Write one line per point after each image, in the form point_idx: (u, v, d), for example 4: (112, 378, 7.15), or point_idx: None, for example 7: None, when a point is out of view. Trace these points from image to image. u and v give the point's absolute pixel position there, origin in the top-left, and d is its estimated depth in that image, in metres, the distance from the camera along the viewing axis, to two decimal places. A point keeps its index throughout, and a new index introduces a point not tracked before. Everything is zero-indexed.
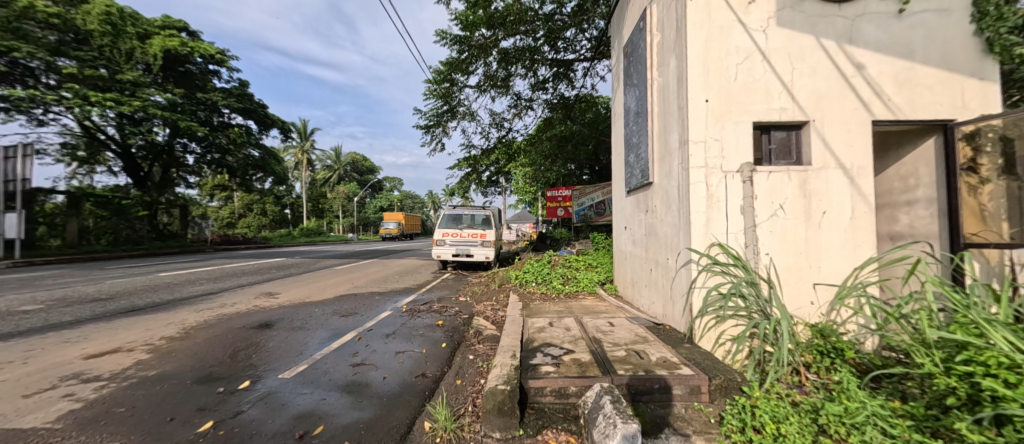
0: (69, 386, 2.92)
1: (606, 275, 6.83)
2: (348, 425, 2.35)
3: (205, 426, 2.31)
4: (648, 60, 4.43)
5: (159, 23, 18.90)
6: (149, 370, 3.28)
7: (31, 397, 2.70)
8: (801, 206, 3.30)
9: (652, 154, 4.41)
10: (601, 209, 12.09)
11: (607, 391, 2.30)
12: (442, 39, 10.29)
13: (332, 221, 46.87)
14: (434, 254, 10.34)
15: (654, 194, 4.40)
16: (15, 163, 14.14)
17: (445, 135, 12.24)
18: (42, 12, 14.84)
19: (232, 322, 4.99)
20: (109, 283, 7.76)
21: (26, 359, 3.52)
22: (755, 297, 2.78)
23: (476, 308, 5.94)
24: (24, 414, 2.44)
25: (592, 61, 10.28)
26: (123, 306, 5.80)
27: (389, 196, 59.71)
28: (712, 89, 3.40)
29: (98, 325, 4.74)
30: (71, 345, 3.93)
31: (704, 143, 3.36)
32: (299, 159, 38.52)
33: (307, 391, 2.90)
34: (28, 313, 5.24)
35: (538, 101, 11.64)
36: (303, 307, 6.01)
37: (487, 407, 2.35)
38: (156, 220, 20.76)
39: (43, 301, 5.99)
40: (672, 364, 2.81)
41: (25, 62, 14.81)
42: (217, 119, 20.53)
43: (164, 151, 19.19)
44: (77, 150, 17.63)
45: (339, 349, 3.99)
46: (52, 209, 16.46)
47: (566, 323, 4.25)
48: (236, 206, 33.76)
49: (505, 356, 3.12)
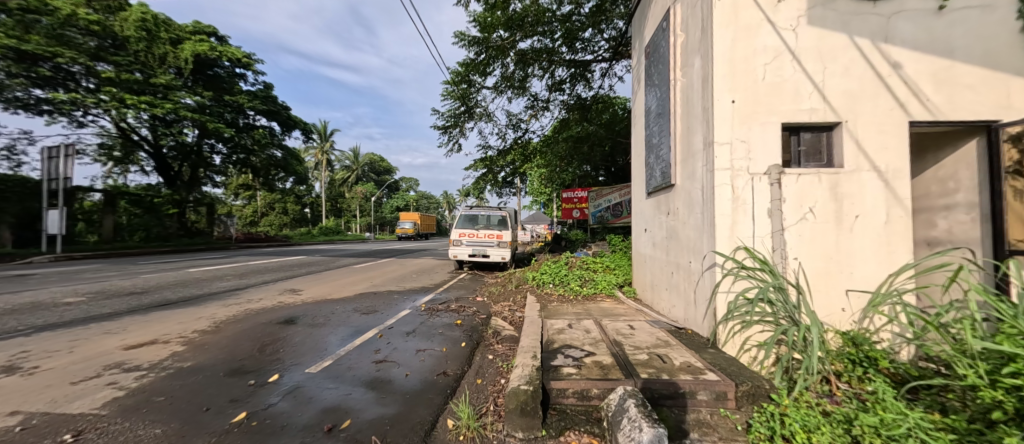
0: (112, 374, 3.07)
1: (624, 277, 6.77)
2: (374, 420, 2.40)
3: (239, 417, 2.40)
4: (671, 61, 4.38)
5: (190, 29, 19.68)
6: (184, 361, 3.43)
7: (79, 384, 2.86)
8: (832, 209, 3.20)
9: (675, 156, 4.35)
10: (617, 211, 11.92)
11: (631, 394, 2.28)
12: (461, 40, 10.42)
13: (350, 221, 47.90)
14: (451, 253, 10.43)
15: (676, 196, 4.32)
16: (57, 162, 14.83)
17: (462, 136, 12.35)
18: (83, 20, 15.59)
19: (259, 317, 5.16)
20: (143, 278, 8.12)
21: (72, 347, 3.73)
22: (782, 303, 2.72)
23: (493, 308, 5.97)
24: (73, 400, 2.58)
25: (610, 62, 10.24)
26: (157, 299, 6.07)
27: (405, 197, 60.71)
28: (739, 90, 3.34)
29: (135, 317, 4.96)
30: (112, 336, 4.13)
31: (730, 145, 3.30)
32: (320, 159, 39.55)
33: (333, 386, 2.97)
34: (70, 305, 5.52)
35: (554, 102, 11.68)
36: (324, 304, 6.14)
37: (510, 406, 2.36)
38: (184, 218, 21.49)
39: (84, 294, 6.31)
40: (697, 369, 2.77)
41: (68, 67, 15.47)
42: (243, 120, 21.22)
43: (193, 151, 20.14)
44: (114, 151, 18.42)
45: (362, 346, 4.07)
46: (90, 207, 17.67)
47: (585, 325, 4.23)
48: (259, 205, 34.84)
49: (526, 356, 3.12)
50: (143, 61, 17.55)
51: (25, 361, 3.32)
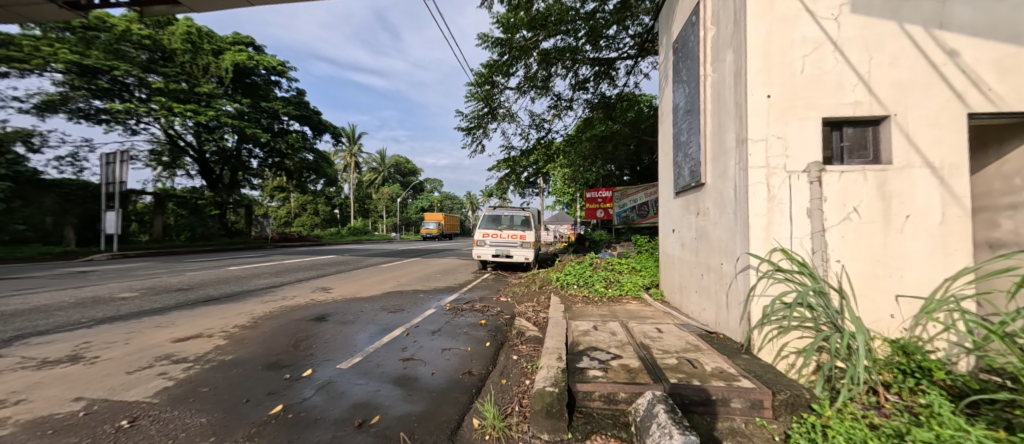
0: (162, 365, 3.30)
1: (651, 279, 6.61)
2: (401, 417, 2.46)
3: (275, 409, 2.51)
4: (701, 56, 4.24)
5: (230, 40, 20.86)
6: (226, 354, 3.63)
7: (133, 373, 3.09)
8: (879, 208, 3.00)
9: (705, 154, 4.21)
10: (643, 211, 11.65)
11: (661, 399, 2.22)
12: (485, 42, 10.51)
13: (377, 221, 49.27)
14: (475, 254, 10.52)
15: (706, 195, 4.18)
16: (114, 167, 15.86)
17: (485, 137, 12.43)
18: (136, 35, 17.04)
19: (293, 314, 5.39)
20: (188, 275, 8.65)
21: (127, 339, 4.02)
22: (823, 308, 2.58)
23: (517, 309, 5.98)
24: (128, 389, 2.79)
25: (636, 59, 10.04)
26: (200, 296, 6.45)
27: (429, 197, 61.87)
28: (774, 84, 3.19)
29: (181, 312, 5.29)
30: (162, 329, 4.43)
31: (765, 142, 3.16)
32: (348, 162, 40.92)
33: (362, 382, 3.06)
34: (125, 300, 5.96)
35: (578, 101, 11.57)
36: (353, 302, 6.33)
37: (536, 408, 2.36)
38: (225, 219, 22.81)
39: (136, 290, 6.79)
40: (730, 375, 2.66)
41: (123, 79, 16.66)
42: (278, 125, 22.28)
43: (233, 156, 21.29)
44: (162, 156, 19.71)
45: (389, 344, 4.17)
46: (142, 208, 18.80)
47: (611, 327, 4.16)
48: (293, 206, 36.44)
49: (551, 357, 3.10)
50: (188, 72, 18.77)
51: (87, 351, 3.61)
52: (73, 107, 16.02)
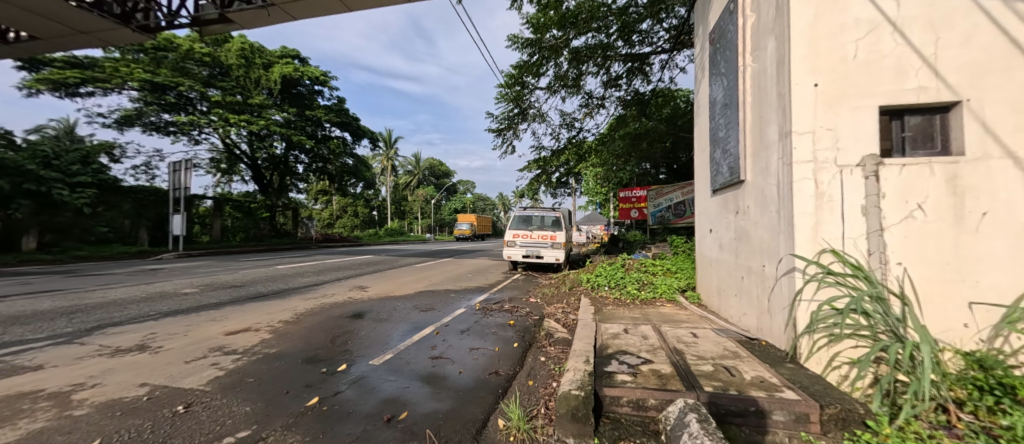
0: (215, 356, 3.60)
1: (687, 281, 6.31)
2: (428, 414, 2.52)
3: (311, 401, 2.66)
4: (740, 46, 4.01)
5: (279, 54, 22.41)
6: (271, 348, 3.90)
7: (191, 363, 3.40)
8: (949, 205, 2.68)
9: (744, 149, 3.97)
10: (680, 210, 11.14)
11: (692, 408, 2.11)
12: (515, 43, 10.55)
13: (412, 222, 50.92)
14: (505, 254, 10.56)
15: (747, 193, 3.93)
16: (180, 174, 17.67)
17: (516, 137, 12.46)
18: (198, 53, 18.64)
19: (332, 311, 5.69)
20: (242, 273, 9.38)
21: (187, 331, 4.43)
22: (882, 315, 2.36)
23: (546, 310, 5.94)
24: (185, 376, 3.07)
25: (671, 52, 9.65)
26: (251, 292, 6.98)
27: (462, 199, 63.06)
28: (823, 71, 2.94)
29: (234, 307, 5.76)
30: (216, 323, 4.84)
31: (813, 133, 2.92)
32: (386, 165, 42.64)
33: (393, 378, 3.17)
34: (187, 295, 6.57)
35: (610, 99, 11.31)
36: (387, 301, 6.59)
37: (561, 411, 2.33)
38: (275, 221, 24.66)
39: (198, 286, 7.46)
40: (772, 385, 2.49)
41: (188, 94, 18.50)
42: (321, 132, 23.64)
43: (282, 162, 22.85)
44: (221, 164, 21.75)
45: (420, 342, 4.29)
46: (203, 212, 20.67)
47: (643, 331, 4.02)
48: (335, 209, 38.46)
49: (578, 360, 3.05)
50: (242, 85, 20.36)
51: (153, 341, 4.02)
52: (147, 120, 17.90)
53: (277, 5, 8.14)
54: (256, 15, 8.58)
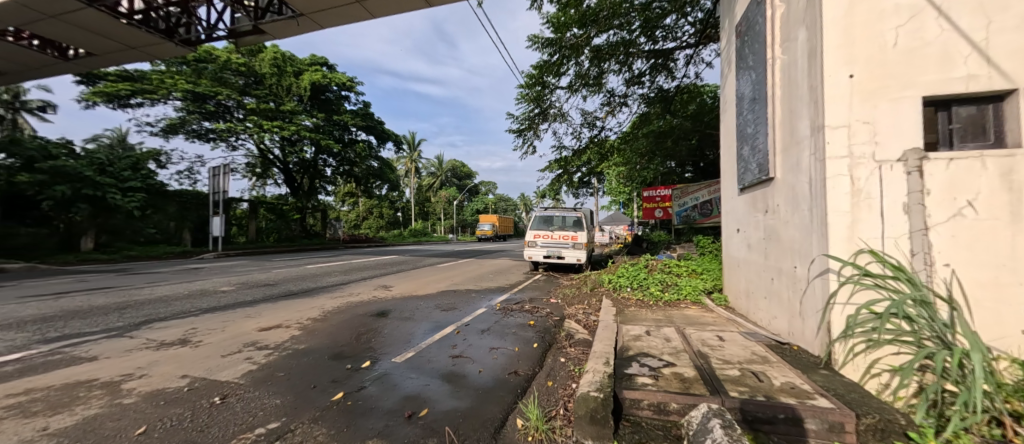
0: (248, 351, 3.80)
1: (714, 283, 6.10)
2: (448, 412, 2.56)
3: (337, 396, 2.77)
4: (768, 37, 3.85)
5: (309, 62, 23.37)
6: (300, 344, 4.08)
7: (227, 357, 3.60)
8: (1004, 202, 2.46)
9: (773, 146, 3.80)
10: (706, 209, 10.80)
11: (717, 414, 2.04)
12: (535, 44, 10.54)
13: (436, 223, 51.78)
14: (526, 254, 10.55)
15: (776, 191, 3.76)
16: (219, 178, 18.73)
17: (536, 138, 12.42)
18: (235, 64, 19.67)
19: (357, 309, 5.88)
20: (274, 272, 9.84)
21: (224, 327, 4.70)
22: (927, 320, 2.20)
23: (567, 311, 5.90)
24: (222, 370, 3.26)
25: (696, 47, 9.37)
26: (282, 291, 7.31)
27: (484, 200, 63.56)
28: (858, 61, 2.78)
29: (267, 305, 6.05)
30: (250, 319, 5.10)
31: (848, 127, 2.76)
32: (410, 167, 43.60)
33: (414, 376, 3.24)
34: (224, 293, 6.96)
35: (632, 96, 11.11)
36: (410, 300, 6.74)
37: (579, 413, 2.31)
38: (305, 222, 25.70)
39: (234, 285, 7.89)
40: (804, 392, 2.37)
41: (226, 103, 19.64)
42: (348, 136, 24.45)
43: (311, 166, 23.80)
44: (256, 168, 22.92)
45: (441, 340, 4.36)
46: (240, 214, 21.89)
47: (666, 333, 3.92)
48: (362, 210, 39.62)
49: (598, 362, 3.02)
50: (275, 93, 21.37)
51: (193, 336, 4.29)
52: (189, 129, 19.22)
53: (306, 15, 8.51)
54: (286, 26, 9.00)
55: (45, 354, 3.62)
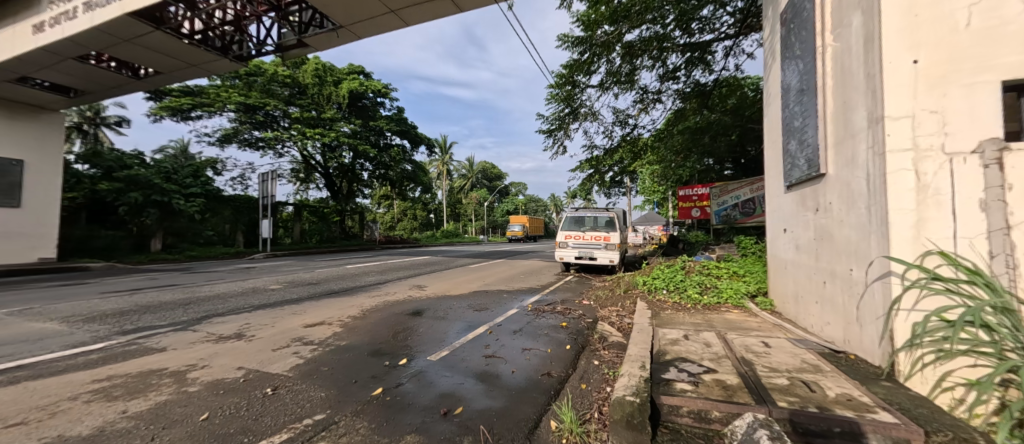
0: (296, 345, 4.06)
1: (757, 286, 5.77)
2: (482, 411, 2.60)
3: (376, 391, 2.88)
4: (817, 24, 3.60)
5: (347, 71, 24.51)
6: (342, 340, 4.30)
7: (277, 351, 3.86)
8: None
9: (824, 140, 3.55)
10: (748, 208, 10.38)
11: (764, 424, 1.93)
12: (565, 43, 10.46)
13: (467, 224, 52.59)
14: (558, 255, 10.47)
15: (829, 188, 3.51)
16: (268, 184, 19.99)
17: (567, 138, 12.31)
18: (281, 76, 21.02)
19: (394, 308, 6.09)
20: (317, 272, 10.40)
21: (274, 323, 5.04)
22: (1010, 330, 1.97)
23: (600, 313, 5.80)
24: (272, 363, 3.50)
25: (737, 38, 8.91)
26: (325, 289, 7.71)
27: (515, 201, 63.78)
28: (924, 45, 2.53)
29: (311, 303, 6.41)
30: (297, 316, 5.43)
31: (911, 118, 2.53)
32: (441, 170, 44.60)
33: (449, 374, 3.32)
34: (274, 291, 7.45)
35: (667, 92, 10.74)
36: (444, 299, 6.90)
37: (616, 417, 2.27)
38: (344, 224, 26.96)
39: (282, 283, 8.43)
40: (863, 405, 2.19)
41: (273, 113, 21.04)
42: (383, 141, 25.39)
43: (350, 170, 24.93)
44: (300, 173, 24.34)
45: (474, 340, 4.43)
46: (286, 216, 23.51)
47: (705, 338, 3.77)
48: (396, 213, 41.00)
49: (633, 365, 2.95)
50: (317, 102, 22.59)
51: (247, 331, 4.63)
52: (242, 138, 20.76)
53: (344, 27, 8.92)
54: (327, 38, 9.49)
55: (124, 344, 4.04)
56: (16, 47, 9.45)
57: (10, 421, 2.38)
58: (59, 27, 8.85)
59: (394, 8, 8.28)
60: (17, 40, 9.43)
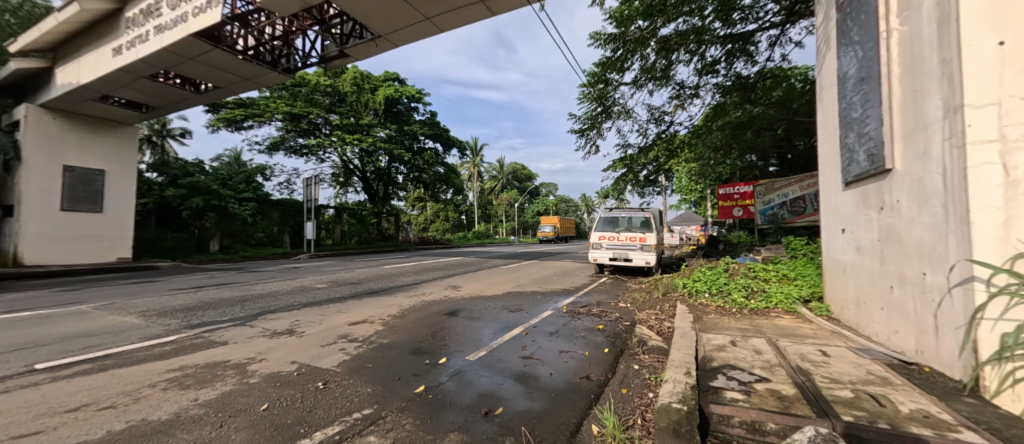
0: (342, 342, 4.26)
1: (811, 290, 5.40)
2: (523, 412, 2.61)
3: (419, 389, 2.97)
4: (881, 7, 3.32)
5: (383, 78, 25.45)
6: (384, 338, 4.47)
7: (325, 347, 4.07)
8: None
9: (890, 132, 3.26)
10: (798, 207, 9.79)
11: (828, 439, 1.80)
12: (597, 41, 10.30)
13: (497, 225, 52.97)
14: (591, 257, 10.30)
15: (896, 184, 3.21)
16: (311, 188, 21.11)
17: (600, 137, 12.11)
18: (322, 86, 22.16)
19: (431, 308, 6.24)
20: (357, 272, 10.86)
21: (321, 320, 5.32)
22: None
23: (638, 316, 5.66)
24: (321, 358, 3.70)
25: (783, 26, 8.41)
26: (365, 289, 8.04)
27: (545, 201, 63.50)
28: (1012, 23, 2.26)
29: (353, 301, 6.71)
30: (341, 314, 5.70)
31: (998, 106, 2.27)
32: (472, 172, 45.25)
33: (488, 374, 3.36)
34: (319, 290, 7.87)
35: (705, 87, 10.31)
36: (479, 300, 6.99)
37: (661, 424, 2.20)
38: (381, 226, 27.99)
39: (326, 283, 8.88)
40: (944, 423, 1.98)
41: (315, 121, 22.25)
42: (417, 145, 26.14)
43: (385, 173, 25.87)
44: (340, 177, 25.53)
45: (510, 341, 4.46)
46: (327, 219, 24.74)
47: (755, 344, 3.57)
48: (429, 214, 42.03)
49: (678, 371, 2.85)
50: (355, 109, 23.61)
51: (298, 327, 4.92)
52: (287, 145, 22.12)
53: (383, 36, 9.28)
54: (366, 47, 9.91)
55: (192, 337, 4.42)
56: (100, 69, 10.62)
57: (102, 404, 2.67)
58: (134, 50, 9.84)
59: (429, 16, 8.50)
60: (100, 63, 10.59)
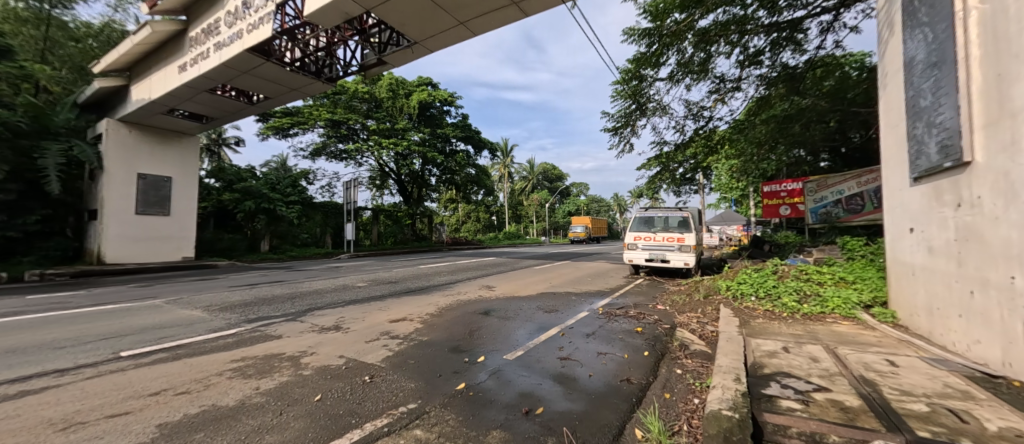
0: (384, 339, 4.43)
1: (872, 294, 4.99)
2: (563, 413, 2.61)
3: (460, 386, 3.04)
4: None
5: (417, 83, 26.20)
6: (423, 336, 4.61)
7: (369, 342, 4.26)
8: None
9: (967, 121, 2.96)
10: (855, 205, 9.01)
11: None
12: (631, 36, 10.08)
13: (528, 226, 52.94)
14: (626, 257, 10.05)
15: (976, 179, 2.91)
16: (350, 191, 22.11)
17: (634, 135, 11.81)
18: (359, 93, 23.16)
19: (467, 307, 6.36)
20: (394, 271, 11.23)
21: (363, 317, 5.56)
22: None
23: (678, 318, 5.47)
24: (366, 353, 3.87)
25: (835, 11, 7.85)
26: (403, 287, 8.30)
27: (575, 201, 62.72)
28: None
29: (393, 300, 6.95)
30: (382, 311, 5.93)
31: None
32: (503, 173, 45.52)
33: (526, 374, 3.38)
34: (360, 288, 8.22)
35: (748, 79, 9.81)
36: (513, 300, 7.03)
37: (711, 431, 2.12)
38: (415, 227, 28.81)
39: (366, 281, 9.26)
40: None
41: (353, 127, 23.30)
42: (449, 147, 26.69)
43: (419, 176, 26.61)
44: (376, 180, 26.56)
45: (547, 341, 4.46)
46: (365, 220, 25.82)
47: (811, 351, 3.36)
48: (460, 215, 42.72)
49: (726, 377, 2.73)
50: (390, 114, 24.46)
51: (343, 323, 5.18)
52: (328, 150, 23.32)
53: (418, 43, 9.57)
54: (402, 54, 10.25)
55: (249, 331, 4.76)
56: (168, 85, 11.68)
57: (177, 390, 2.95)
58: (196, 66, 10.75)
59: (463, 20, 8.67)
60: (168, 79, 11.65)
